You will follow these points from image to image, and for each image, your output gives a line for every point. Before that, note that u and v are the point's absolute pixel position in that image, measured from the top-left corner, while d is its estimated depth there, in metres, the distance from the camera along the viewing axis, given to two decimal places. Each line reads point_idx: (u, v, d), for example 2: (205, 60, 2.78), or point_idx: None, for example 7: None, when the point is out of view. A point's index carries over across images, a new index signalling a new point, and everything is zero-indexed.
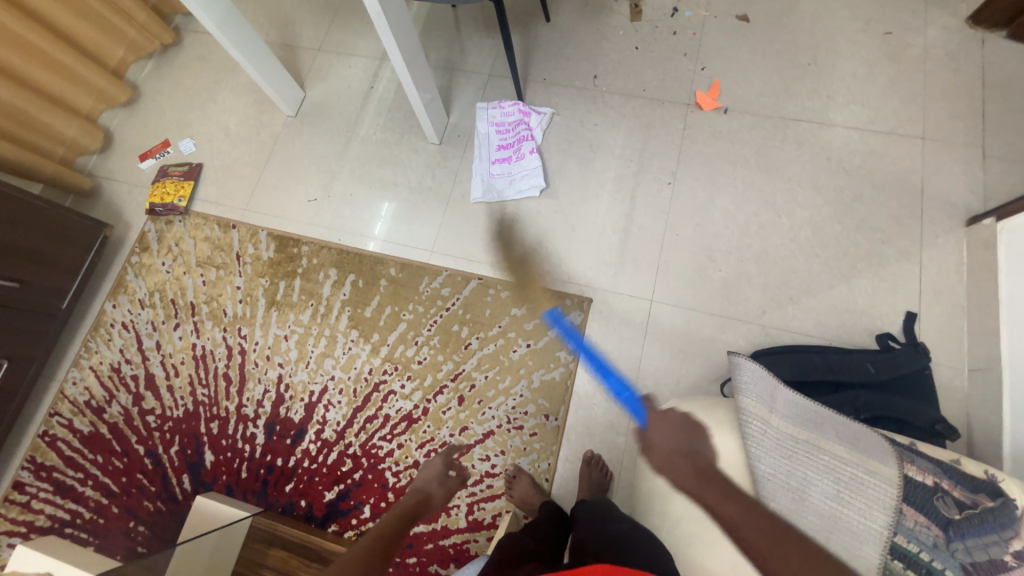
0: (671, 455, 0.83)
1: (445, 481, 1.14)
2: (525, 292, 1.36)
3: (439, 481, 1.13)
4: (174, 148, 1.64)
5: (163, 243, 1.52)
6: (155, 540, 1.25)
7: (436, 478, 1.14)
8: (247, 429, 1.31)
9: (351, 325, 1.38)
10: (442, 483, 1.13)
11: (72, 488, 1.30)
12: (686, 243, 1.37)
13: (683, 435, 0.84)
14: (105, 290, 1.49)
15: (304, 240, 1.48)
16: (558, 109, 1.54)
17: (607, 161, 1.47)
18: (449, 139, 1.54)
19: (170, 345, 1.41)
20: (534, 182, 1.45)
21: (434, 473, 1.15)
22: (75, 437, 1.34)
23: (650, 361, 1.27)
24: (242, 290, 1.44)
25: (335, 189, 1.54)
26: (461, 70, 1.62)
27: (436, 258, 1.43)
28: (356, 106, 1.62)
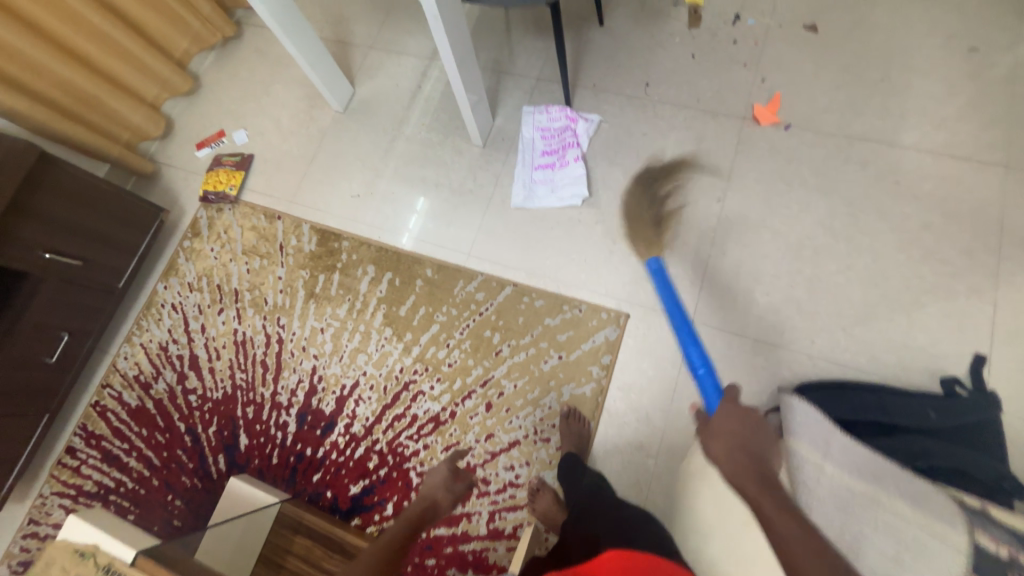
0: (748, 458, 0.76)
1: (451, 486, 1.07)
2: (561, 302, 1.34)
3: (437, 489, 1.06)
4: (228, 138, 1.70)
5: (213, 229, 1.58)
6: (190, 515, 1.30)
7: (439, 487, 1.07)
8: (281, 416, 1.35)
9: (386, 323, 1.40)
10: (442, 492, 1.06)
11: (118, 458, 1.37)
12: (732, 264, 1.32)
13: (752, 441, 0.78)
14: (158, 271, 1.56)
15: (345, 235, 1.50)
16: (606, 117, 1.50)
17: (654, 173, 1.43)
18: (492, 142, 1.53)
19: (214, 328, 1.47)
20: (577, 191, 1.42)
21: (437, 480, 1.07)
22: (123, 409, 1.42)
23: (686, 384, 1.23)
24: (283, 280, 1.48)
25: (378, 186, 1.55)
26: (510, 73, 1.60)
27: (472, 262, 1.42)
28: (403, 104, 1.64)
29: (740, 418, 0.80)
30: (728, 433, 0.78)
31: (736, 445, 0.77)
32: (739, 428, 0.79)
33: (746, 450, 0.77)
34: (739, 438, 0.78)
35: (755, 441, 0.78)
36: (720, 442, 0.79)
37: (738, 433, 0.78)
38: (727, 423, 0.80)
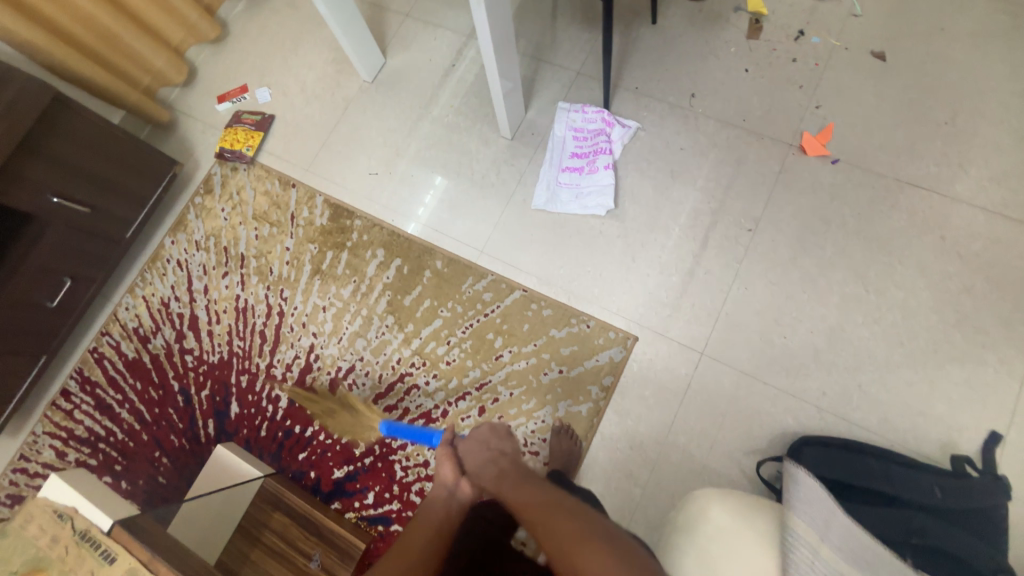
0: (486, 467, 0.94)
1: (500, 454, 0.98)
2: (569, 315, 1.29)
3: (445, 493, 0.96)
4: (251, 95, 1.63)
5: (226, 188, 1.54)
6: (175, 474, 1.31)
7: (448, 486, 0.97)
8: (273, 389, 1.35)
9: (388, 311, 1.37)
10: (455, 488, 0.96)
11: (110, 407, 1.38)
12: (753, 300, 1.26)
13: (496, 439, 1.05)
14: (167, 225, 1.53)
15: (358, 214, 1.46)
16: (644, 124, 1.42)
17: (686, 191, 1.35)
18: (521, 136, 1.46)
19: (216, 291, 1.45)
20: (603, 201, 1.36)
21: (445, 475, 0.98)
22: (120, 360, 1.42)
23: (685, 417, 1.20)
24: (290, 252, 1.45)
25: (397, 166, 1.50)
26: (549, 63, 1.51)
27: (483, 260, 1.38)
28: (434, 82, 1.56)
29: (486, 436, 1.02)
30: (471, 458, 0.99)
31: (481, 461, 0.97)
32: (481, 446, 1.00)
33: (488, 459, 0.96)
34: (481, 454, 0.98)
35: (478, 453, 0.99)
36: (471, 459, 0.98)
37: (477, 451, 0.99)
38: (478, 447, 1.00)
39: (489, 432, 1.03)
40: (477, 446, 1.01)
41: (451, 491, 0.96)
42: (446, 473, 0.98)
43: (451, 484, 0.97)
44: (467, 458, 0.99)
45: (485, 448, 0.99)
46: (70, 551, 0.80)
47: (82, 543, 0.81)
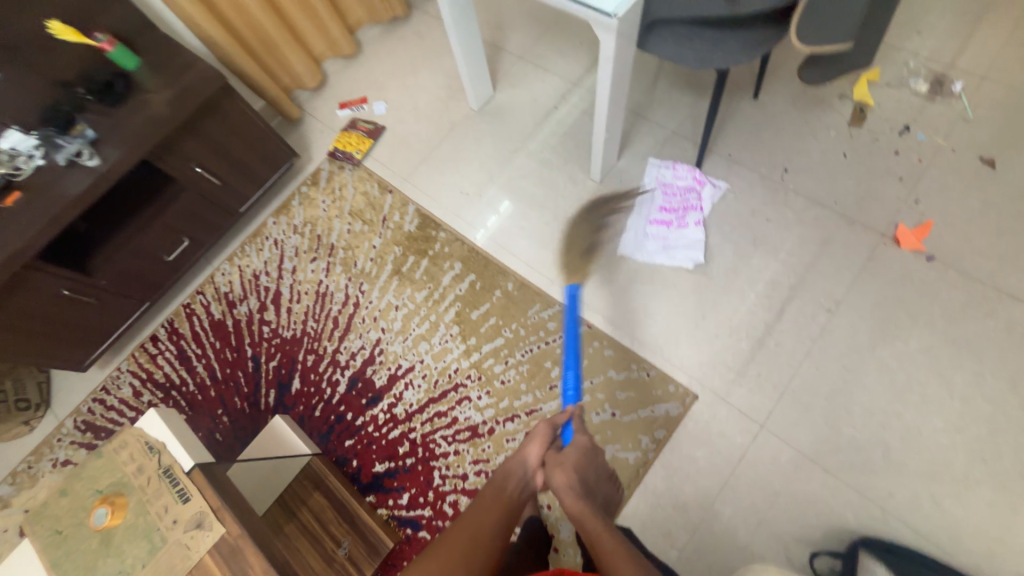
0: (576, 478, 0.77)
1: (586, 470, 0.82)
2: (630, 360, 1.30)
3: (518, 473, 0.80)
4: (369, 106, 1.81)
5: (330, 183, 1.69)
6: (231, 434, 1.40)
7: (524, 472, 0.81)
8: (335, 374, 1.42)
9: (455, 321, 1.43)
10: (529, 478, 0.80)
11: (189, 359, 1.50)
12: (825, 382, 1.22)
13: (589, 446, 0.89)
14: (272, 207, 1.69)
15: (443, 227, 1.56)
16: (733, 189, 1.45)
17: (766, 261, 1.36)
18: (609, 181, 1.53)
19: (303, 273, 1.57)
20: (692, 255, 1.38)
21: (529, 449, 0.83)
22: (206, 318, 1.55)
23: (736, 488, 1.15)
24: (376, 250, 1.56)
25: (488, 190, 1.60)
26: (646, 119, 1.60)
27: (554, 290, 1.42)
28: (535, 120, 1.67)
29: (592, 460, 0.84)
30: (569, 462, 0.80)
31: (576, 472, 0.78)
32: (585, 462, 0.82)
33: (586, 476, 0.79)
34: (582, 468, 0.80)
35: (574, 465, 0.80)
36: (568, 464, 0.79)
37: (580, 461, 0.81)
38: (582, 456, 0.82)
39: (591, 455, 0.85)
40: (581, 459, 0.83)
41: (521, 479, 0.80)
42: (529, 454, 0.82)
43: (524, 472, 0.81)
44: (566, 459, 0.80)
45: (585, 467, 0.81)
46: (152, 483, 0.87)
47: (164, 477, 0.87)
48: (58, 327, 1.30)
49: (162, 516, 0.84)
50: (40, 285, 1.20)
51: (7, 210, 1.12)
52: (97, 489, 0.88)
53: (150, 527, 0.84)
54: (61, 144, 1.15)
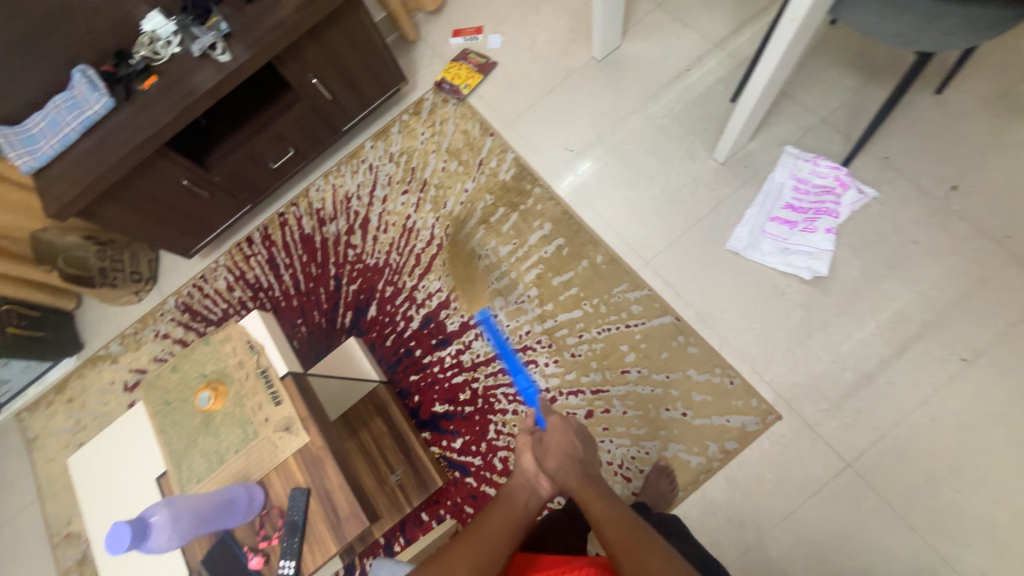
0: (564, 461, 0.84)
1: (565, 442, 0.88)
2: (714, 362, 1.22)
3: (527, 485, 0.84)
4: (483, 38, 1.70)
5: (432, 115, 1.64)
6: (307, 344, 1.48)
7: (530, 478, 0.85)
8: (410, 310, 1.44)
9: (535, 283, 1.38)
10: (538, 482, 0.84)
11: (278, 267, 1.58)
12: (937, 436, 1.08)
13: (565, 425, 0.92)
14: (372, 130, 1.67)
15: (539, 182, 1.48)
16: (879, 198, 1.26)
17: (899, 289, 1.19)
18: (732, 165, 1.37)
19: (393, 203, 1.57)
20: (812, 265, 1.23)
21: (525, 463, 0.87)
22: (298, 230, 1.60)
23: (802, 519, 1.08)
24: (467, 194, 1.52)
25: (594, 151, 1.49)
26: (793, 100, 1.39)
27: (646, 272, 1.33)
28: (661, 81, 1.51)
29: (567, 430, 0.90)
30: (552, 451, 0.86)
31: (564, 452, 0.86)
32: (566, 440, 0.88)
33: (571, 455, 0.86)
34: (567, 448, 0.87)
35: (557, 443, 0.88)
36: (554, 457, 0.85)
37: (563, 444, 0.87)
38: (562, 436, 0.89)
39: (569, 428, 0.91)
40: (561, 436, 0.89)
41: (532, 483, 0.84)
42: (527, 458, 0.87)
43: (533, 473, 0.85)
44: (546, 449, 0.87)
45: (570, 443, 0.88)
46: (250, 379, 0.92)
47: (260, 377, 0.92)
48: (173, 214, 1.38)
49: (256, 412, 0.90)
50: (163, 172, 1.27)
51: (144, 93, 1.17)
52: (203, 373, 0.95)
53: (245, 419, 0.90)
54: (197, 35, 1.17)
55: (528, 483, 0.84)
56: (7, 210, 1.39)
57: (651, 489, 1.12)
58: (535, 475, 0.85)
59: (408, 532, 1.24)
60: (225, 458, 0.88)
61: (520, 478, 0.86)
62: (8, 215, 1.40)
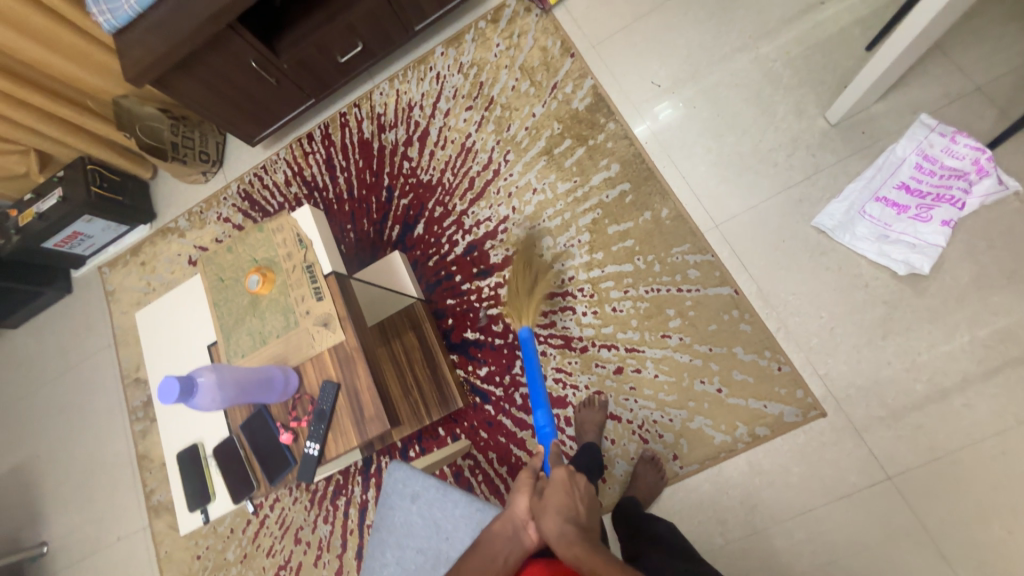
0: (562, 526, 0.68)
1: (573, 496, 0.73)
2: (765, 345, 1.13)
3: (511, 533, 0.72)
4: None
5: (510, 26, 1.49)
6: (353, 250, 1.50)
7: (514, 524, 0.73)
8: (456, 234, 1.41)
9: (588, 228, 1.30)
10: (523, 531, 0.72)
11: (334, 169, 1.57)
12: (1005, 471, 0.96)
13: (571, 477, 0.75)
14: (445, 35, 1.55)
15: (615, 118, 1.34)
16: (1022, 194, 1.04)
17: (1013, 304, 1.02)
18: (846, 128, 1.18)
19: (455, 119, 1.49)
20: (913, 258, 1.07)
21: (517, 506, 0.75)
22: (357, 134, 1.57)
23: (820, 519, 1.03)
24: (534, 120, 1.41)
25: (684, 90, 1.31)
26: (945, 59, 1.14)
27: (713, 236, 1.21)
28: (784, 15, 1.28)
29: (570, 484, 0.74)
30: (549, 506, 0.71)
31: (563, 515, 0.70)
32: (566, 498, 0.72)
33: (571, 519, 0.69)
34: (566, 510, 0.70)
35: (557, 496, 0.72)
36: (550, 516, 0.69)
37: (563, 506, 0.71)
38: (562, 489, 0.73)
39: (571, 484, 0.74)
40: (562, 491, 0.73)
41: (518, 528, 0.73)
42: (519, 505, 0.75)
43: (520, 522, 0.73)
44: (541, 507, 0.71)
45: (571, 507, 0.71)
46: (296, 272, 0.94)
47: (305, 271, 0.93)
48: (240, 97, 1.37)
49: (299, 304, 0.92)
50: (234, 50, 1.24)
51: None
52: (254, 258, 0.98)
53: (288, 308, 0.93)
54: None
55: (513, 530, 0.73)
56: (94, 72, 1.43)
57: (638, 479, 1.11)
58: (524, 524, 0.73)
59: (424, 442, 1.31)
60: (267, 339, 0.93)
61: (506, 523, 0.73)
62: (94, 77, 1.44)
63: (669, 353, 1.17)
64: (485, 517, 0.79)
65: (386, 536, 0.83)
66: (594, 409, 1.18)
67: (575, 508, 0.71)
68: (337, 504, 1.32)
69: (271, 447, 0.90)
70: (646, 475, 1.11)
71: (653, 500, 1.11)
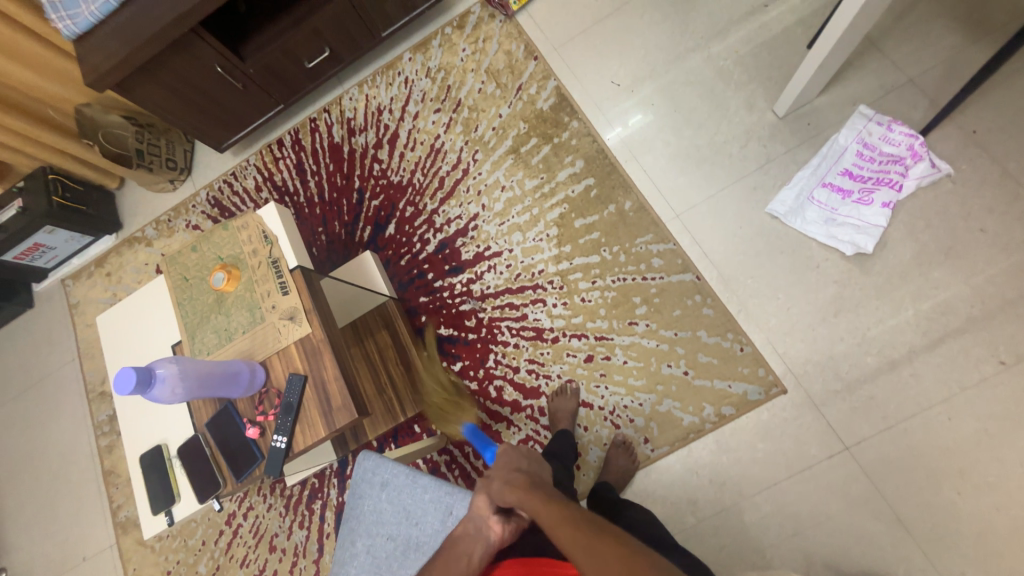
0: (506, 478, 0.70)
1: (519, 461, 0.75)
2: (727, 327, 1.17)
3: (473, 532, 0.68)
4: None
5: (476, 31, 1.53)
6: (325, 252, 1.50)
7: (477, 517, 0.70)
8: (427, 233, 1.43)
9: (556, 222, 1.34)
10: (486, 525, 0.69)
11: (304, 173, 1.58)
12: (950, 435, 1.02)
13: (515, 451, 0.77)
14: (412, 41, 1.59)
15: (578, 116, 1.39)
16: (953, 176, 1.12)
17: (950, 278, 1.08)
18: (793, 120, 1.25)
19: (423, 121, 1.52)
20: (858, 239, 1.13)
21: (473, 504, 0.72)
22: (327, 138, 1.59)
23: (785, 492, 1.07)
24: (500, 120, 1.45)
25: (643, 89, 1.37)
26: (879, 56, 1.23)
27: (675, 226, 1.26)
28: (732, 18, 1.35)
29: (513, 452, 0.76)
30: (497, 474, 0.72)
31: (507, 471, 0.71)
32: (510, 461, 0.74)
33: (515, 470, 0.71)
34: (509, 467, 0.72)
35: (501, 464, 0.74)
36: (496, 477, 0.71)
37: (505, 465, 0.73)
38: (506, 459, 0.75)
39: (513, 451, 0.76)
40: (506, 459, 0.75)
41: (480, 524, 0.69)
42: (478, 502, 0.71)
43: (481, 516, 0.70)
44: (489, 479, 0.72)
45: (515, 462, 0.74)
46: (261, 268, 0.94)
47: (271, 266, 0.94)
48: (206, 101, 1.38)
49: (265, 299, 0.92)
50: (198, 54, 1.25)
51: None
52: (219, 256, 0.98)
53: (254, 304, 0.93)
54: None
55: (476, 529, 0.69)
56: (53, 80, 1.41)
57: (610, 464, 1.13)
58: (485, 517, 0.69)
59: (400, 440, 1.31)
60: (233, 336, 0.92)
61: (467, 523, 0.70)
62: (54, 85, 1.42)
63: (637, 339, 1.21)
64: (453, 502, 0.79)
65: (356, 525, 0.84)
66: (567, 397, 1.20)
67: (517, 467, 0.73)
68: (313, 509, 1.30)
69: (238, 443, 0.89)
70: (618, 459, 1.13)
71: (626, 484, 1.13)
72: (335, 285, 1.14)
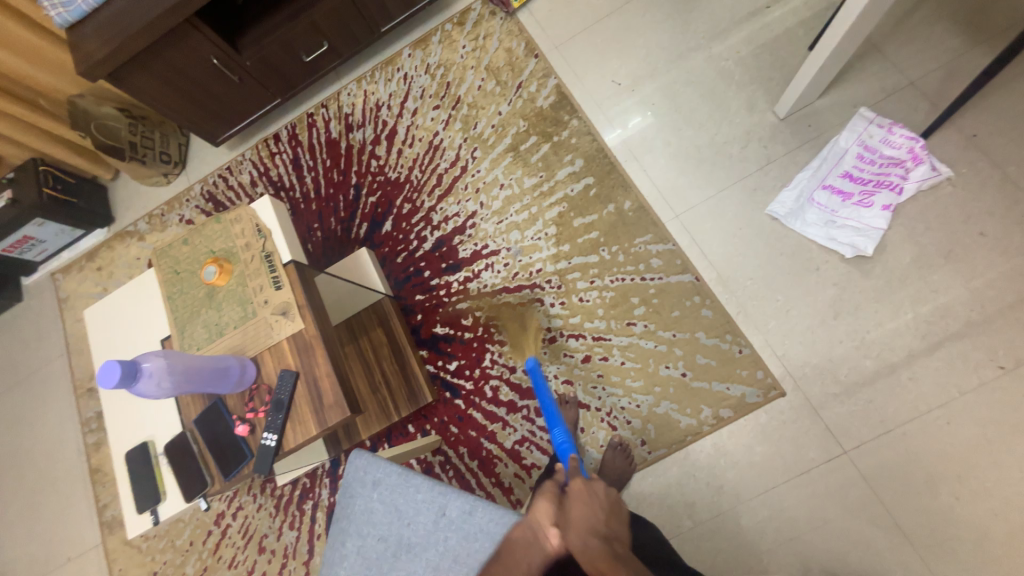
0: (586, 537, 0.64)
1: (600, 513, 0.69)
2: (725, 329, 1.16)
3: (531, 537, 0.67)
4: None
5: (476, 28, 1.52)
6: (320, 248, 1.49)
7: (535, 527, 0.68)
8: (424, 230, 1.41)
9: (554, 221, 1.33)
10: (543, 534, 0.67)
11: (301, 169, 1.56)
12: (948, 440, 1.01)
13: (596, 499, 0.70)
14: (411, 38, 1.57)
15: (578, 115, 1.38)
16: (953, 180, 1.12)
17: (949, 282, 1.08)
18: (793, 122, 1.24)
19: (422, 118, 1.50)
20: (858, 241, 1.13)
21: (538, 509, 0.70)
22: (324, 134, 1.57)
23: (782, 496, 1.05)
24: (500, 118, 1.44)
25: (643, 88, 1.36)
26: (881, 58, 1.22)
27: (674, 226, 1.25)
28: (732, 19, 1.35)
29: (592, 497, 0.70)
30: (576, 521, 0.66)
31: (587, 527, 0.65)
32: (589, 508, 0.68)
33: (596, 531, 0.65)
34: (589, 521, 0.66)
35: (579, 506, 0.68)
36: (575, 526, 0.65)
37: (585, 519, 0.66)
38: (584, 504, 0.69)
39: (592, 494, 0.70)
40: (583, 502, 0.69)
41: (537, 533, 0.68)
42: (541, 508, 0.69)
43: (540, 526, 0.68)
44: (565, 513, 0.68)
45: (595, 517, 0.67)
46: (254, 262, 0.92)
47: (264, 260, 0.92)
48: (200, 93, 1.35)
49: (257, 293, 0.90)
50: (193, 46, 1.23)
51: None
52: (211, 250, 0.96)
53: (246, 298, 0.91)
54: None
55: (533, 534, 0.68)
56: (46, 69, 1.39)
57: (607, 465, 1.12)
58: (544, 528, 0.67)
59: (394, 439, 1.29)
60: (224, 331, 0.90)
61: (526, 530, 0.69)
62: (44, 74, 1.40)
63: (634, 339, 1.20)
64: (446, 502, 0.77)
65: (346, 525, 0.82)
66: (567, 405, 1.18)
67: (594, 524, 0.66)
68: (304, 509, 1.28)
69: (226, 440, 0.87)
70: (615, 462, 1.12)
71: (623, 486, 1.12)
72: (331, 281, 1.11)
